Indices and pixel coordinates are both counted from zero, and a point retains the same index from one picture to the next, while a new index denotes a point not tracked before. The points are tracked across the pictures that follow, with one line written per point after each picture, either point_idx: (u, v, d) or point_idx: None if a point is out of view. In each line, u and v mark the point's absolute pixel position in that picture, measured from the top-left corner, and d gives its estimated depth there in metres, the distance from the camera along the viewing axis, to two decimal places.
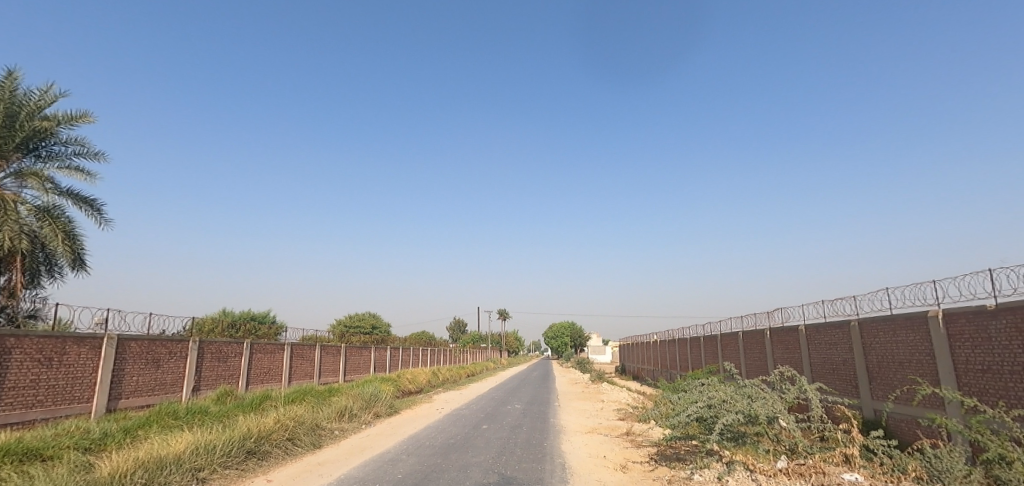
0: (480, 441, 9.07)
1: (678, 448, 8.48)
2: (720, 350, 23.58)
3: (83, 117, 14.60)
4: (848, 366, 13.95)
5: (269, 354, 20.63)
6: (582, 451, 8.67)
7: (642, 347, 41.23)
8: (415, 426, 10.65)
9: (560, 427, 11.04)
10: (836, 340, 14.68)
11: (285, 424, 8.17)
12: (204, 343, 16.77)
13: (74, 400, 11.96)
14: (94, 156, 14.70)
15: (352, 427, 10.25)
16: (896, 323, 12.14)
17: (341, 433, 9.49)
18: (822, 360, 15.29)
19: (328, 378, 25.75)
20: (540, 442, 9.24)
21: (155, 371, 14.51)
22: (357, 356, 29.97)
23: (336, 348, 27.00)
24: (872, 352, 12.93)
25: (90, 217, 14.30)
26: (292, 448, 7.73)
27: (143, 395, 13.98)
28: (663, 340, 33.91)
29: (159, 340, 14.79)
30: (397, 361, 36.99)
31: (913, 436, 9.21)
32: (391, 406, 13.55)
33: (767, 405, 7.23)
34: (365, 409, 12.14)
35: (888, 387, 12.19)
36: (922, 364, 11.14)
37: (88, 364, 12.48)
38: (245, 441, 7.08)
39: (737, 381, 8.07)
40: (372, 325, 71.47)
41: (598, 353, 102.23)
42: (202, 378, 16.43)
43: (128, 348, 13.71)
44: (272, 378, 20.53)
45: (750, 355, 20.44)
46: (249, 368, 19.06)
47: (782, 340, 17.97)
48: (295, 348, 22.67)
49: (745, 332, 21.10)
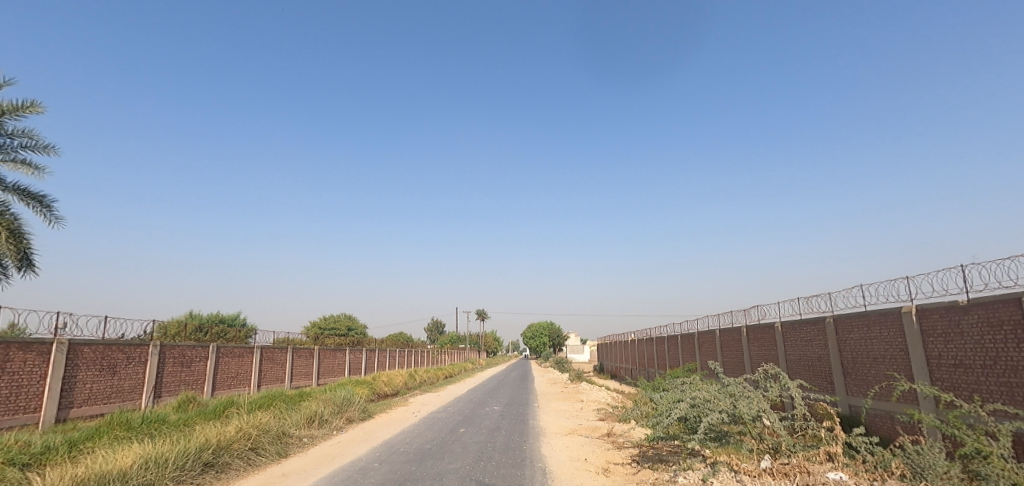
0: (456, 446, 8.71)
1: (661, 449, 8.25)
2: (698, 348, 23.65)
3: (31, 107, 13.74)
4: (823, 362, 14.01)
5: (238, 358, 19.86)
6: (563, 454, 8.39)
7: (620, 346, 41.34)
8: (389, 431, 10.22)
9: (539, 429, 10.73)
10: (811, 336, 14.73)
11: (247, 432, 7.67)
12: (166, 347, 15.99)
13: (19, 410, 11.18)
14: (43, 150, 13.85)
15: (322, 434, 9.76)
16: (870, 319, 12.19)
17: (309, 441, 9.02)
18: (798, 357, 15.35)
19: (301, 381, 25.02)
20: (519, 446, 8.93)
21: (112, 377, 13.73)
22: (331, 359, 29.24)
23: (309, 351, 26.25)
24: (847, 348, 12.98)
25: (39, 214, 13.47)
26: (254, 459, 7.24)
27: (98, 404, 13.20)
28: (641, 338, 33.99)
29: (116, 345, 14.01)
30: (373, 363, 36.29)
31: (891, 432, 9.16)
32: (364, 410, 13.08)
33: (751, 403, 7.05)
34: (336, 414, 11.67)
35: (863, 382, 12.25)
36: (896, 360, 11.18)
37: (35, 371, 11.70)
38: (201, 452, 6.58)
39: (720, 379, 7.89)
40: (347, 327, 70.23)
41: (576, 352, 102.55)
42: (164, 384, 15.66)
43: (80, 353, 12.93)
44: (240, 382, 19.78)
45: (727, 353, 20.51)
46: (215, 373, 18.28)
47: (758, 337, 18.04)
48: (265, 352, 21.90)
49: (722, 329, 21.18)
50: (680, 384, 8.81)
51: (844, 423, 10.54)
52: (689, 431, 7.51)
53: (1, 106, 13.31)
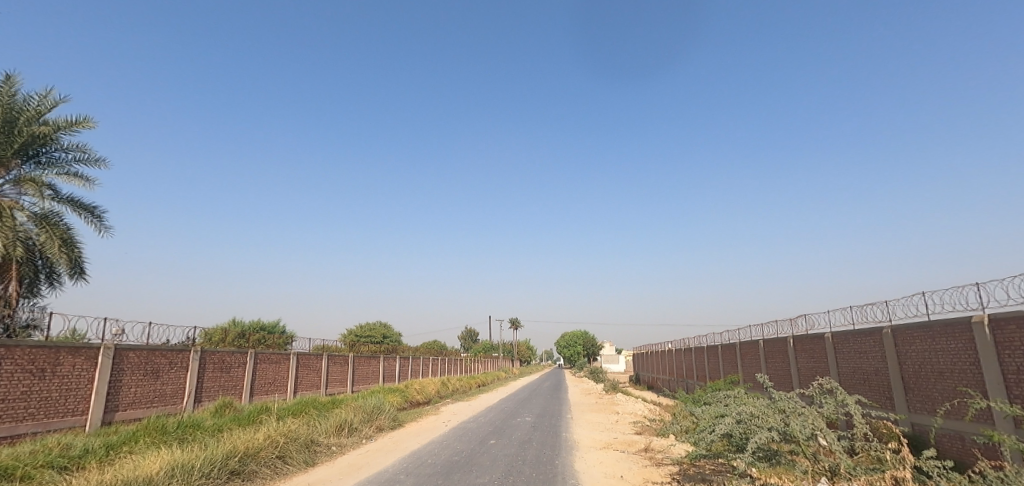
0: (486, 459, 8.39)
1: (704, 468, 7.72)
2: (740, 360, 22.65)
3: (84, 122, 14.30)
4: (880, 376, 13.09)
5: (274, 365, 20.13)
6: (597, 471, 7.96)
7: (657, 357, 40.25)
8: (418, 441, 10.02)
9: (573, 443, 10.31)
10: (867, 348, 13.80)
11: (275, 440, 7.58)
12: (206, 352, 16.31)
13: (67, 413, 11.50)
14: (95, 162, 14.39)
15: (351, 442, 9.63)
16: (934, 330, 11.28)
17: (338, 450, 8.90)
18: (852, 370, 14.41)
19: (336, 388, 25.22)
20: (552, 460, 8.54)
21: (155, 382, 14.04)
22: (365, 366, 29.43)
23: (343, 358, 26.47)
24: (908, 361, 12.06)
25: (89, 224, 13.97)
26: (281, 467, 7.12)
27: (141, 408, 13.51)
28: (679, 349, 32.96)
29: (159, 350, 14.35)
30: (407, 370, 36.38)
31: (966, 456, 8.32)
32: (395, 419, 12.93)
33: (805, 421, 6.48)
34: (367, 422, 11.55)
35: (927, 399, 11.33)
36: (965, 375, 10.28)
37: (83, 375, 12.04)
38: (228, 460, 6.49)
39: (769, 393, 7.33)
40: (382, 334, 71.00)
41: (611, 363, 100.81)
42: (203, 389, 15.94)
43: (125, 358, 13.27)
44: (277, 388, 20.04)
45: (772, 364, 19.54)
46: (253, 379, 18.57)
47: (806, 348, 17.08)
48: (301, 359, 22.17)
49: (767, 340, 20.21)
50: (723, 398, 8.27)
51: (911, 445, 9.67)
52: (736, 449, 6.98)
53: (56, 121, 13.89)
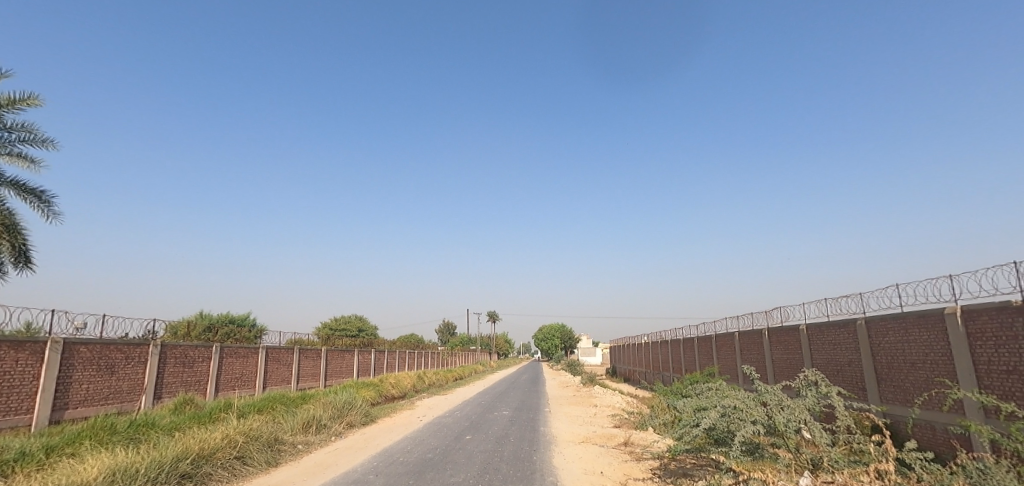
0: (460, 456, 8.03)
1: (685, 462, 7.53)
2: (716, 352, 22.75)
3: (30, 100, 13.38)
4: (854, 367, 13.16)
5: (242, 359, 19.38)
6: (576, 467, 7.67)
7: (633, 349, 40.45)
8: (389, 437, 9.62)
9: (550, 437, 10.04)
10: (841, 340, 13.86)
11: (233, 439, 7.06)
12: (167, 346, 15.54)
13: (9, 412, 10.73)
14: (42, 143, 13.49)
15: (318, 440, 9.15)
16: (908, 322, 11.34)
17: (304, 448, 8.44)
18: (826, 362, 14.49)
19: (308, 383, 24.53)
20: (529, 456, 8.25)
21: (110, 378, 13.28)
22: (339, 360, 28.74)
23: (315, 352, 25.76)
24: (881, 353, 12.12)
25: (36, 209, 13.09)
26: (239, 469, 6.64)
27: (94, 405, 12.76)
28: (655, 341, 33.14)
29: (113, 344, 13.56)
30: (382, 364, 35.77)
31: (946, 448, 8.28)
32: (367, 414, 12.47)
33: (788, 414, 6.28)
34: (336, 419, 11.07)
35: (899, 389, 11.39)
36: (938, 365, 10.34)
37: (27, 372, 11.27)
38: (178, 463, 5.98)
39: (751, 385, 7.13)
40: (358, 328, 69.89)
41: (588, 355, 101.61)
42: (164, 385, 15.20)
43: (76, 353, 12.48)
44: (244, 384, 19.31)
45: (747, 356, 19.67)
46: (218, 374, 17.83)
47: (781, 340, 17.17)
48: (271, 352, 21.44)
49: (742, 332, 20.31)
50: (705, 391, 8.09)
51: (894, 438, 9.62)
52: (719, 443, 6.77)
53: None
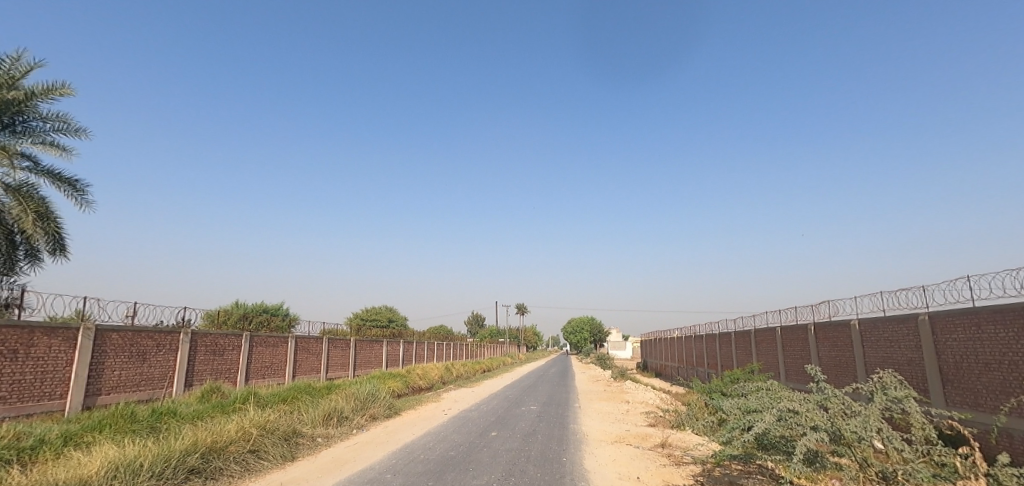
0: (485, 455, 7.51)
1: (731, 469, 6.85)
2: (756, 348, 21.67)
3: (63, 88, 13.47)
4: (914, 366, 12.13)
5: (271, 348, 19.42)
6: (609, 471, 7.05)
7: (666, 344, 39.53)
8: (412, 432, 9.22)
9: (581, 436, 9.45)
10: (899, 337, 12.78)
11: (247, 432, 6.75)
12: (198, 334, 15.58)
13: (43, 397, 10.80)
14: (75, 132, 13.57)
15: (339, 433, 8.84)
16: (981, 317, 10.31)
17: (324, 442, 8.13)
18: (881, 360, 13.42)
19: (337, 372, 24.59)
20: (559, 457, 7.66)
21: (141, 365, 13.32)
22: (368, 351, 28.74)
23: (345, 342, 25.78)
24: (948, 351, 11.08)
25: (69, 198, 13.19)
26: (253, 463, 6.32)
27: (126, 391, 12.82)
28: (689, 336, 32.14)
29: (144, 332, 13.60)
30: (412, 355, 35.80)
31: None
32: (391, 406, 12.13)
33: (857, 420, 5.51)
34: (360, 411, 10.75)
35: (970, 392, 10.38)
36: (1017, 366, 9.35)
37: (60, 358, 11.33)
38: (187, 457, 5.68)
39: (812, 387, 6.35)
40: (388, 318, 70.65)
41: (618, 349, 100.39)
42: (194, 373, 15.24)
43: (108, 339, 12.53)
44: (274, 372, 19.36)
45: (790, 353, 18.62)
46: (248, 363, 17.86)
47: (829, 336, 16.09)
48: (300, 342, 21.46)
49: (784, 327, 19.25)
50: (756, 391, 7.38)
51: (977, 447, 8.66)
52: (773, 450, 6.05)
53: (33, 87, 13.07)
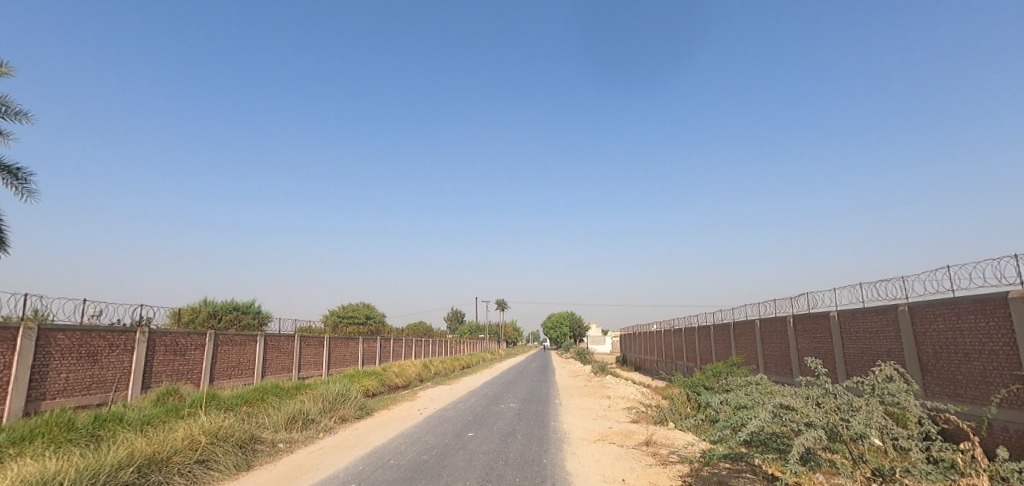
0: (460, 458, 7.02)
1: (720, 468, 6.49)
2: (735, 341, 21.63)
3: (1, 68, 12.45)
4: (893, 357, 12.04)
5: (238, 347, 18.55)
6: (593, 473, 6.62)
7: (645, 338, 39.60)
8: (384, 434, 8.68)
9: (562, 435, 9.04)
10: (878, 328, 12.67)
11: (195, 439, 6.15)
12: (156, 333, 14.69)
13: None
14: (15, 116, 12.55)
15: (303, 437, 8.23)
16: (961, 307, 10.20)
17: (285, 447, 7.54)
18: (859, 352, 13.31)
19: (310, 371, 23.77)
20: (539, 459, 7.21)
21: (91, 367, 12.43)
22: (343, 348, 27.92)
23: (318, 340, 24.93)
24: (928, 342, 10.99)
25: (8, 186, 12.20)
26: (200, 476, 5.73)
27: (75, 395, 11.94)
28: (668, 330, 32.16)
29: (95, 331, 12.71)
30: (389, 352, 35.02)
31: None
32: (362, 407, 11.51)
33: (856, 416, 5.14)
34: (327, 412, 10.14)
35: (950, 383, 10.29)
36: (998, 356, 9.25)
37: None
38: (120, 471, 5.07)
39: (807, 382, 5.96)
40: (365, 315, 69.47)
41: (597, 343, 100.82)
42: (152, 374, 14.36)
43: (52, 340, 11.63)
44: (241, 373, 18.51)
45: (769, 345, 18.57)
46: (212, 363, 16.99)
47: (808, 328, 16.00)
48: (269, 340, 20.59)
49: (763, 320, 19.20)
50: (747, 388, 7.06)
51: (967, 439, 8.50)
52: (764, 449, 5.72)
53: None
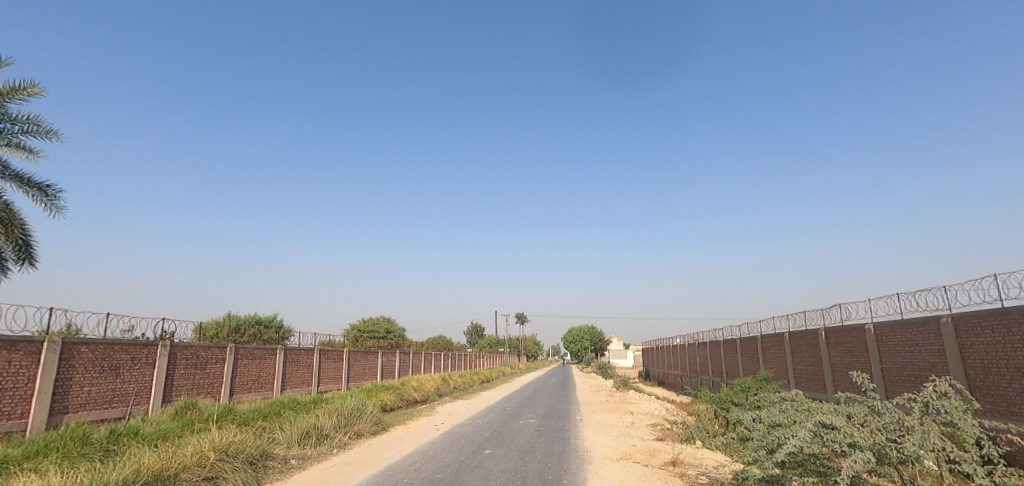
0: (477, 477, 6.71)
1: None
2: (763, 354, 20.91)
3: (33, 88, 12.79)
4: (936, 372, 11.38)
5: (258, 361, 18.57)
6: None
7: (668, 352, 38.74)
8: (399, 451, 8.43)
9: (584, 453, 8.67)
10: (919, 341, 12.01)
11: (204, 455, 6.00)
12: (177, 347, 14.75)
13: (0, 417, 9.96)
14: (45, 135, 12.85)
15: (316, 454, 8.03)
16: (1011, 319, 9.57)
17: (298, 464, 7.34)
18: (899, 366, 12.63)
19: (329, 385, 23.70)
20: (561, 479, 6.86)
21: (113, 380, 12.48)
22: (362, 362, 27.84)
23: (337, 354, 24.89)
24: (974, 356, 10.34)
25: (37, 202, 12.43)
26: None
27: (97, 409, 11.96)
28: (692, 343, 31.37)
29: (118, 344, 12.78)
30: (408, 366, 34.84)
31: None
32: (378, 422, 11.28)
33: (909, 439, 4.67)
34: (343, 427, 9.94)
35: (1000, 400, 9.63)
36: None
37: (22, 373, 10.51)
38: None
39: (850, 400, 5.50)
40: (385, 329, 69.66)
41: (619, 357, 99.27)
42: (173, 388, 14.39)
43: (76, 353, 11.71)
44: (261, 386, 18.49)
45: (799, 360, 17.87)
46: (232, 376, 17.01)
47: (841, 341, 15.34)
48: (289, 354, 20.59)
49: (792, 333, 18.52)
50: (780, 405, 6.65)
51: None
52: (803, 471, 5.30)
53: None
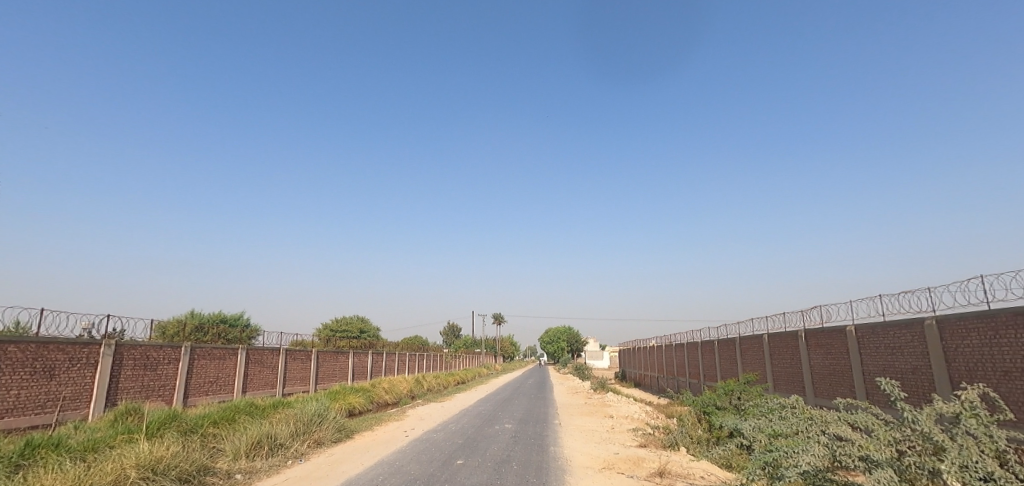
0: None
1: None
2: (742, 356, 20.65)
3: None
4: (919, 375, 11.09)
5: (217, 361, 17.44)
6: None
7: (645, 353, 38.57)
8: (360, 463, 7.62)
9: (562, 463, 8.06)
10: (902, 344, 11.73)
11: None
12: (124, 347, 13.61)
13: None
14: None
15: (267, 466, 7.20)
16: (999, 321, 9.28)
17: (243, 479, 6.52)
18: (881, 369, 12.35)
19: (295, 387, 22.56)
20: None
21: (46, 383, 11.35)
22: (332, 362, 26.73)
23: (305, 354, 23.77)
24: (960, 359, 10.06)
25: None
26: None
27: (27, 414, 10.85)
28: (668, 344, 31.20)
29: (52, 343, 11.67)
30: (381, 367, 33.76)
31: None
32: (342, 429, 10.44)
33: (940, 458, 4.14)
34: (301, 436, 9.10)
35: None
36: None
37: None
38: None
39: (870, 416, 4.97)
40: (359, 329, 68.25)
41: (595, 358, 99.31)
42: (118, 391, 13.25)
43: (3, 353, 10.58)
44: (219, 389, 17.37)
45: (779, 362, 17.61)
46: (187, 378, 15.89)
47: (822, 343, 15.08)
48: (252, 354, 19.46)
49: (772, 335, 18.27)
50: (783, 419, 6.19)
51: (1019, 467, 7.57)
52: None
53: None
